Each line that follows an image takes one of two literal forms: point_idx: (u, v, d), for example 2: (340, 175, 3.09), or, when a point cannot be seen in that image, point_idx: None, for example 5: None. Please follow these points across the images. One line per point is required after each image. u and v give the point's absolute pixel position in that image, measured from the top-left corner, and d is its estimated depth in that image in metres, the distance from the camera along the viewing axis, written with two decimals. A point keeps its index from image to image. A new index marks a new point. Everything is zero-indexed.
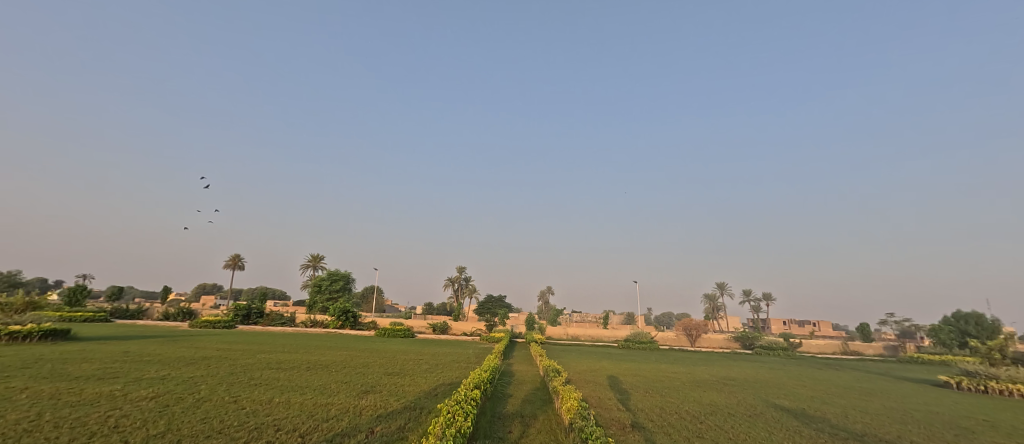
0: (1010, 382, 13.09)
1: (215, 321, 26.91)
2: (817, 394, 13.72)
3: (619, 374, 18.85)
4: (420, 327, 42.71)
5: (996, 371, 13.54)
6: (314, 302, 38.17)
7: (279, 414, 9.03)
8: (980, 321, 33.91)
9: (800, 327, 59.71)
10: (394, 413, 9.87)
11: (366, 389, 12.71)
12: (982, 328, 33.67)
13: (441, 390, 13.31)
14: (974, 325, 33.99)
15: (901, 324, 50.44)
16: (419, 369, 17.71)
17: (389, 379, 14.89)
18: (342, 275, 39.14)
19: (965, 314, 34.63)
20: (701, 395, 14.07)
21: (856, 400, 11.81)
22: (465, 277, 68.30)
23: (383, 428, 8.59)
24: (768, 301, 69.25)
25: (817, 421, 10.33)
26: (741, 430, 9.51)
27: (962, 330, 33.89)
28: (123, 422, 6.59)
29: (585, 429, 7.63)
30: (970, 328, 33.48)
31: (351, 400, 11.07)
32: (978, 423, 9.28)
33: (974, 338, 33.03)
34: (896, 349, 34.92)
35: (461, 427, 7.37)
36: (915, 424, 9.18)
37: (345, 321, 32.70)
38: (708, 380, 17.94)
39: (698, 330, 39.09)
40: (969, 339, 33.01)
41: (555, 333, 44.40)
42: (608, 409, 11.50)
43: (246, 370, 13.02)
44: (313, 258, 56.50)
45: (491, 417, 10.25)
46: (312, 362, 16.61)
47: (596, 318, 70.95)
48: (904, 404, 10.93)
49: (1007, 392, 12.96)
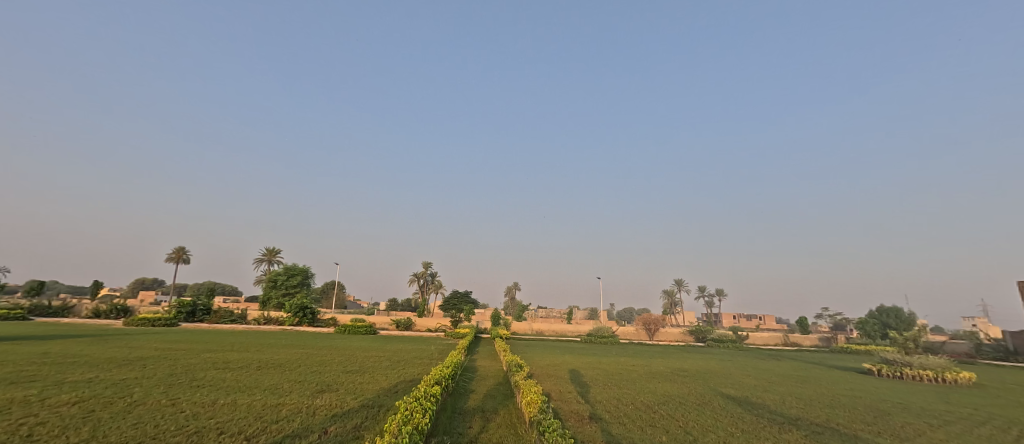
0: (921, 367, 14.27)
1: (153, 319, 25.30)
2: (759, 382, 14.49)
3: (581, 367, 19.18)
4: (383, 323, 42.17)
5: (909, 358, 14.71)
6: (267, 297, 36.52)
7: (223, 416, 8.63)
8: (900, 315, 37.13)
9: (747, 321, 63.07)
10: (349, 412, 9.60)
11: (321, 388, 12.30)
12: (901, 321, 36.92)
13: (401, 387, 13.11)
14: (894, 318, 37.18)
15: (835, 317, 54.35)
16: (379, 366, 17.40)
17: (347, 377, 14.51)
18: (301, 270, 37.54)
19: (887, 308, 37.82)
20: (656, 386, 14.57)
21: (792, 387, 12.56)
22: (431, 273, 67.74)
23: (337, 427, 8.38)
24: (720, 296, 72.65)
25: (758, 407, 10.97)
26: (690, 417, 9.95)
27: (884, 322, 36.98)
28: (39, 429, 6.09)
29: (543, 422, 7.75)
30: (890, 321, 36.67)
31: (305, 400, 10.71)
32: (894, 405, 10.05)
33: (894, 330, 36.11)
34: (832, 340, 37.14)
35: (418, 423, 7.27)
36: (841, 408, 9.86)
37: (302, 318, 31.64)
38: (665, 372, 18.54)
39: (657, 324, 40.19)
40: (890, 330, 35.94)
41: (520, 327, 44.69)
42: (567, 401, 11.68)
43: (188, 370, 12.34)
44: (268, 252, 54.10)
45: (451, 413, 10.19)
46: (263, 362, 15.92)
47: (560, 313, 72.23)
48: (835, 390, 11.72)
49: (919, 377, 14.14)
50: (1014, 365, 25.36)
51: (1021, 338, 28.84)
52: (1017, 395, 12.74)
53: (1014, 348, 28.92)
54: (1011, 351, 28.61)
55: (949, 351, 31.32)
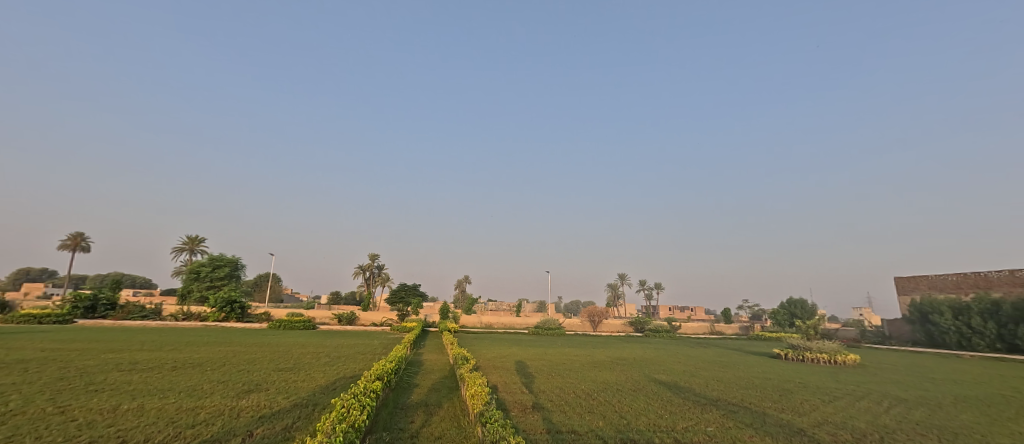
0: (818, 351, 15.71)
1: (40, 315, 22.64)
2: (688, 368, 15.36)
3: (527, 358, 19.38)
4: (323, 318, 40.42)
5: (809, 343, 16.13)
6: (187, 290, 33.68)
7: (128, 423, 7.80)
8: (804, 305, 40.44)
9: (681, 312, 66.89)
10: (280, 413, 9.04)
11: (248, 388, 11.49)
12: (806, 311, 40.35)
13: (340, 384, 12.55)
14: (800, 308, 40.49)
15: (754, 307, 58.96)
16: (317, 363, 16.60)
17: (279, 375, 13.69)
18: (228, 261, 34.90)
19: (794, 299, 41.05)
20: (597, 374, 15.00)
21: (716, 372, 13.40)
22: (378, 265, 65.80)
23: (264, 429, 7.85)
24: (659, 289, 76.37)
25: (686, 391, 11.58)
26: (626, 403, 10.30)
27: (792, 312, 40.38)
28: None
29: (485, 414, 7.66)
30: (796, 311, 40.01)
31: (229, 401, 9.95)
32: (796, 384, 11.01)
33: (799, 320, 39.50)
34: (749, 328, 40.19)
35: (355, 421, 6.94)
36: (756, 388, 10.62)
37: (230, 313, 29.44)
38: (606, 361, 19.15)
39: (601, 316, 41.51)
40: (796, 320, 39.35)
41: (469, 321, 44.49)
42: (512, 392, 11.70)
43: (85, 373, 11.07)
44: (190, 240, 49.99)
45: (393, 409, 9.87)
46: (179, 361, 14.67)
47: (510, 306, 72.85)
48: (752, 373, 12.65)
49: (816, 360, 15.59)
50: (888, 348, 28.77)
51: (895, 325, 32.67)
52: (889, 372, 14.44)
53: (889, 334, 32.76)
54: (886, 336, 32.40)
55: (840, 337, 35.03)
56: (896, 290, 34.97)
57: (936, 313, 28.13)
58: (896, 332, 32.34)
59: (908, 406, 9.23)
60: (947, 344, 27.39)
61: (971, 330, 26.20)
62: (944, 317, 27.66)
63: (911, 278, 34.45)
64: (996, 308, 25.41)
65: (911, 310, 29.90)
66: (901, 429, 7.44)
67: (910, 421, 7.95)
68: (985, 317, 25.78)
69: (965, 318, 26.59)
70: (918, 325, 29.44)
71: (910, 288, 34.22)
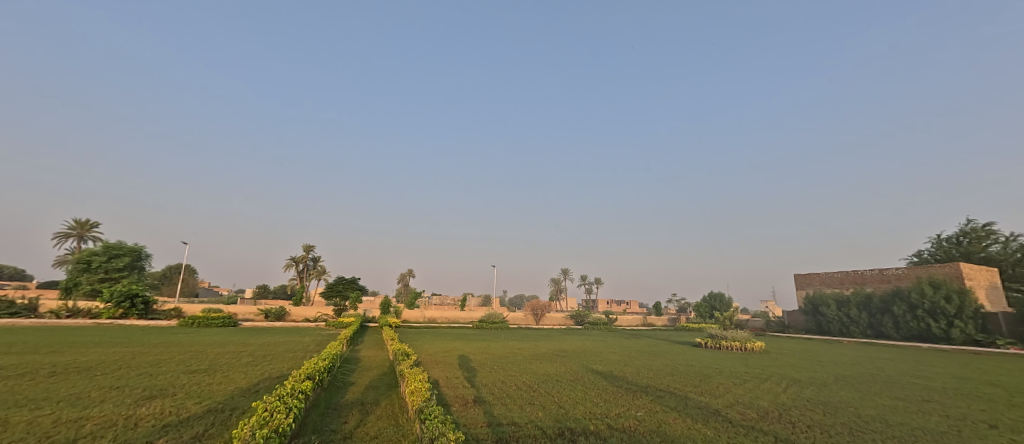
0: (732, 339, 16.67)
1: None
2: (622, 358, 15.70)
3: (470, 352, 18.99)
4: (249, 314, 37.58)
5: (725, 332, 17.08)
6: (75, 282, 29.88)
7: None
8: (722, 298, 43.52)
9: (618, 306, 69.49)
10: (189, 420, 8.01)
11: (150, 394, 10.14)
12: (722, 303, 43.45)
13: (263, 386, 11.46)
14: (719, 302, 43.49)
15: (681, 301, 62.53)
16: (238, 363, 15.18)
17: (191, 378, 12.29)
18: (128, 250, 31.23)
19: (714, 293, 43.99)
20: (537, 367, 14.93)
21: (648, 360, 13.77)
22: (313, 257, 62.41)
23: (167, 440, 6.86)
24: (599, 284, 78.73)
25: (619, 379, 11.75)
26: (565, 393, 10.22)
27: (711, 305, 43.23)
28: None
29: (424, 410, 7.19)
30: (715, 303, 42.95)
31: (125, 410, 8.69)
32: (711, 370, 11.50)
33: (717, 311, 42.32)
34: (676, 320, 42.43)
35: (278, 425, 6.22)
36: (681, 375, 10.97)
37: (129, 309, 26.46)
38: (547, 353, 19.21)
39: (544, 309, 41.89)
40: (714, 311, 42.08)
41: (411, 316, 43.28)
42: (454, 387, 11.27)
43: None
44: (81, 225, 44.48)
45: (324, 410, 9.11)
46: (61, 366, 12.75)
47: (454, 300, 72.01)
48: (679, 360, 13.11)
49: (730, 347, 16.52)
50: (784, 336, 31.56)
51: (791, 315, 35.72)
52: (786, 357, 15.60)
53: (787, 323, 35.78)
54: (785, 325, 35.39)
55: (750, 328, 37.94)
56: (795, 285, 38.31)
57: (824, 304, 31.27)
58: (792, 321, 35.30)
59: (798, 386, 9.86)
60: (830, 331, 30.47)
61: (849, 319, 29.31)
62: (830, 308, 30.74)
63: (806, 274, 37.75)
64: (868, 300, 28.65)
65: (806, 302, 32.99)
66: (794, 406, 7.87)
67: (801, 399, 8.46)
68: (859, 307, 28.97)
69: (846, 309, 29.72)
70: (809, 315, 32.52)
71: (806, 283, 37.61)
